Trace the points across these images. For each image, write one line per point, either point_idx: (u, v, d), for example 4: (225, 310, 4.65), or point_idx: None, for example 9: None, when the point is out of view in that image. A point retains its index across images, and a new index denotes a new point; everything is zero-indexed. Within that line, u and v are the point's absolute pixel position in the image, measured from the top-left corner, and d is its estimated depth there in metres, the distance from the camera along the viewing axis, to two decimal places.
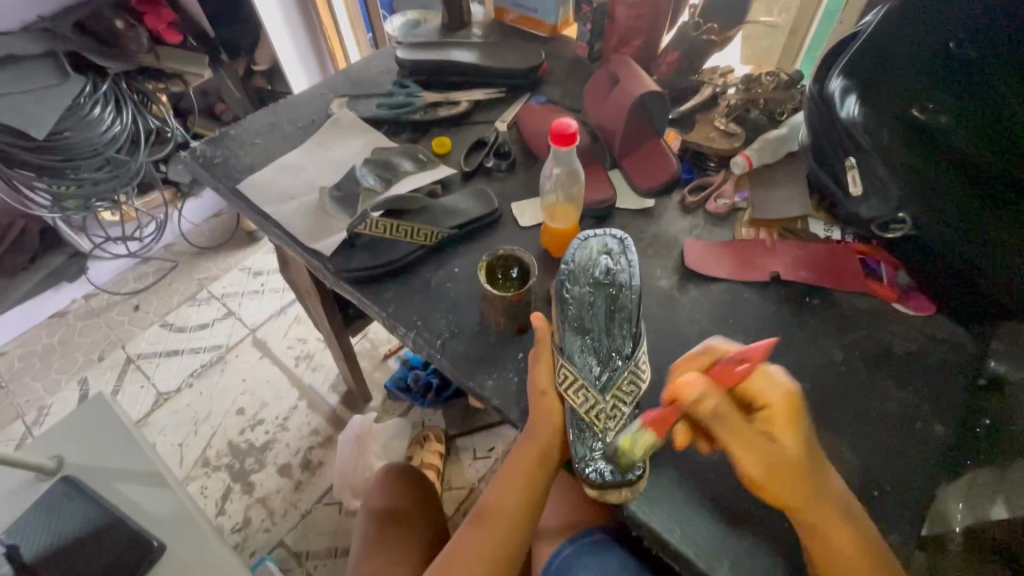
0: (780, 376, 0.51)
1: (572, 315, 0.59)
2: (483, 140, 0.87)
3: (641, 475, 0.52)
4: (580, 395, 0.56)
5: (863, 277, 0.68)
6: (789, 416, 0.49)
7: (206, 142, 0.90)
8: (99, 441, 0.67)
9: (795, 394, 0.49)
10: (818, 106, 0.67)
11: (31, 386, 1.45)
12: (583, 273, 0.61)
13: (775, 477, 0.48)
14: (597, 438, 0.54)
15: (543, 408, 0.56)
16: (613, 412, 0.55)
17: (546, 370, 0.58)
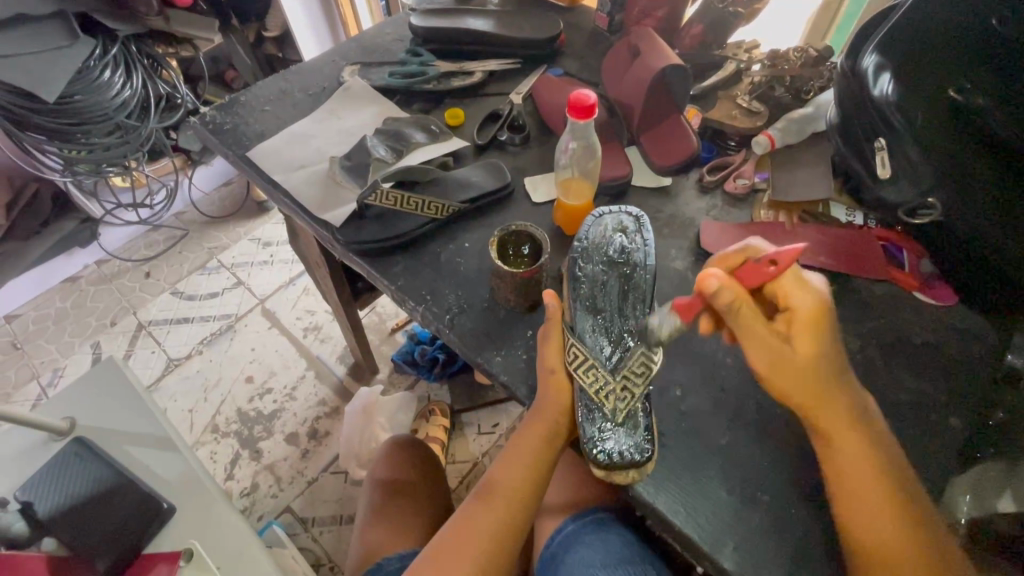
0: (819, 285, 0.50)
1: (584, 294, 0.58)
2: (497, 112, 0.85)
3: (648, 457, 0.52)
4: (589, 374, 0.55)
5: (885, 263, 0.66)
6: (813, 322, 0.48)
7: (216, 108, 0.88)
8: (110, 404, 0.67)
9: (826, 304, 0.49)
10: (849, 83, 0.64)
11: (45, 348, 1.47)
12: (596, 252, 0.60)
13: (788, 373, 0.49)
14: (605, 418, 0.54)
15: (552, 386, 0.57)
16: (623, 393, 0.54)
17: (556, 349, 0.58)
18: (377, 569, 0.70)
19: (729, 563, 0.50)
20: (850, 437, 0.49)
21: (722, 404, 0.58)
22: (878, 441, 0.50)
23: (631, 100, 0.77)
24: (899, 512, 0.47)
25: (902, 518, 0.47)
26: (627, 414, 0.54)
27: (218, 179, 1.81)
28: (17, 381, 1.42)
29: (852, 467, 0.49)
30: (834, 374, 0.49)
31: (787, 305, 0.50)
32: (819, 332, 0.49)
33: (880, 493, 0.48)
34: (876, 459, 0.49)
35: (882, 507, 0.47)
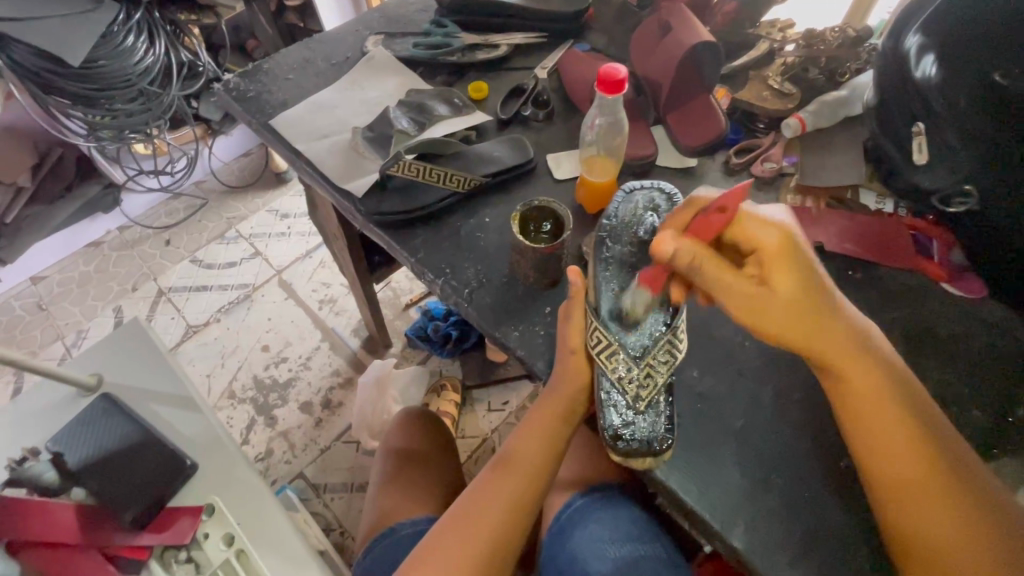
0: (770, 218, 0.48)
1: (612, 274, 0.58)
2: (521, 87, 0.84)
3: (669, 447, 0.53)
4: (613, 359, 0.55)
5: (912, 253, 0.65)
6: (781, 258, 0.47)
7: (240, 75, 0.88)
8: (136, 363, 0.69)
9: (785, 237, 0.47)
10: (891, 65, 0.61)
11: (69, 310, 1.51)
12: (625, 232, 0.59)
13: (774, 317, 0.48)
14: (627, 406, 0.55)
15: (573, 368, 0.57)
16: (646, 381, 0.54)
17: (578, 330, 0.57)
18: (389, 534, 0.72)
19: (740, 543, 0.50)
20: (846, 379, 0.50)
21: (739, 387, 0.58)
22: (877, 372, 0.49)
23: (659, 77, 0.76)
24: (907, 449, 0.48)
25: (912, 452, 0.48)
26: (649, 402, 0.54)
27: (237, 150, 1.82)
28: (42, 341, 1.46)
29: (859, 408, 0.49)
30: (820, 311, 0.48)
31: (751, 245, 0.49)
32: (788, 268, 0.47)
33: (887, 431, 0.48)
34: (873, 393, 0.49)
35: (890, 446, 0.48)
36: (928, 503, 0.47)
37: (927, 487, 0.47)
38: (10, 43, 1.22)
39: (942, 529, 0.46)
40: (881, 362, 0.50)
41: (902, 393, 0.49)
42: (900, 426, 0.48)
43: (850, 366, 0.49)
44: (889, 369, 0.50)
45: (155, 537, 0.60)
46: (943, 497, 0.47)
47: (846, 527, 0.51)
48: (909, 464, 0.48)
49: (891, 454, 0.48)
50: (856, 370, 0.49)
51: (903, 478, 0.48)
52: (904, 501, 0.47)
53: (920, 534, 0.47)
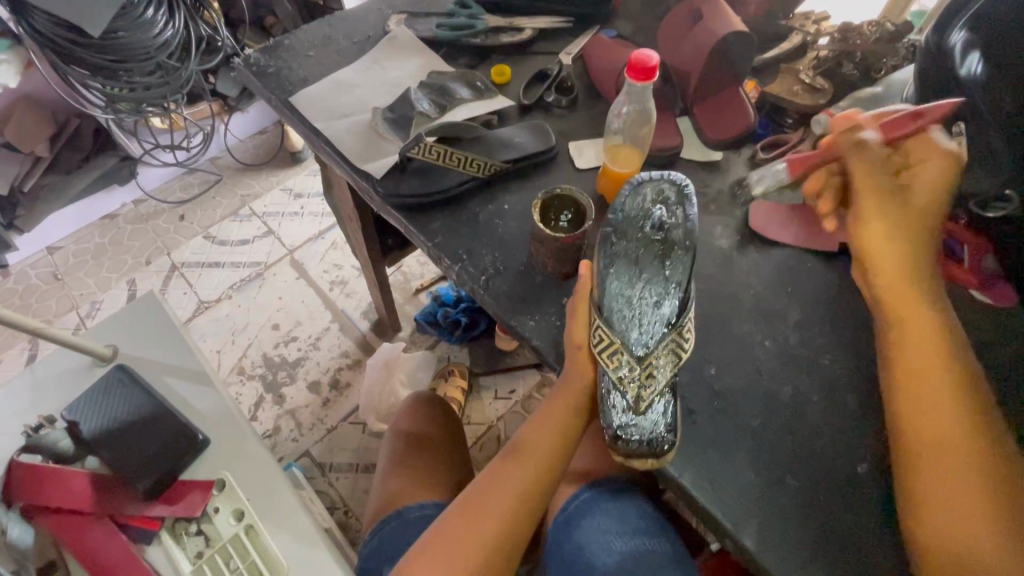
0: (945, 141, 0.55)
1: (616, 272, 0.57)
2: (545, 72, 0.82)
3: (669, 448, 0.52)
4: (613, 359, 0.56)
5: (942, 258, 0.61)
6: (939, 172, 0.54)
7: (261, 50, 0.87)
8: (150, 336, 0.70)
9: (956, 155, 0.54)
10: (932, 61, 0.59)
11: (83, 281, 1.52)
12: (630, 227, 0.57)
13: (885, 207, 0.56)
14: (626, 404, 0.55)
15: (576, 364, 0.58)
16: (646, 381, 0.54)
17: (582, 328, 0.58)
18: (396, 517, 0.72)
19: (751, 542, 0.50)
20: (908, 314, 0.53)
21: (757, 386, 0.57)
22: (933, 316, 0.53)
23: (688, 67, 0.74)
24: (940, 404, 0.49)
25: (946, 411, 0.49)
26: (647, 403, 0.54)
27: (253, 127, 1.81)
28: (57, 310, 1.47)
29: (909, 349, 0.52)
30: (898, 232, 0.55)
31: (911, 164, 0.56)
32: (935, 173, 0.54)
33: (928, 380, 0.50)
34: (917, 345, 0.52)
35: (929, 397, 0.50)
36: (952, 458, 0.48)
37: (951, 443, 0.48)
38: (30, 11, 1.20)
39: (959, 488, 0.47)
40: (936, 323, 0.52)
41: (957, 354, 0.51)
42: (947, 378, 0.50)
43: (913, 305, 0.53)
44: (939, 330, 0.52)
45: (166, 508, 0.60)
46: (967, 462, 0.47)
47: (857, 527, 0.50)
48: (938, 423, 0.49)
49: (919, 400, 0.50)
50: (918, 314, 0.53)
51: (933, 422, 0.49)
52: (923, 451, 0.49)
53: (937, 487, 0.47)
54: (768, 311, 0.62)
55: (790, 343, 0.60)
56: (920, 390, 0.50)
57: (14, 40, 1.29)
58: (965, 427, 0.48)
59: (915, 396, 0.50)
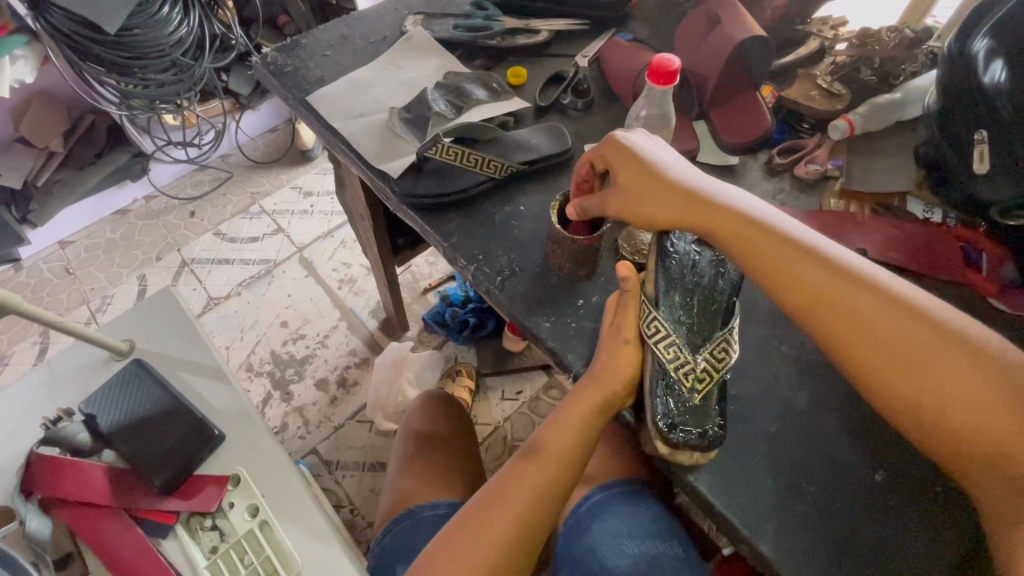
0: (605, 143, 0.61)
1: (673, 267, 0.57)
2: (561, 75, 0.83)
3: (716, 441, 0.52)
4: (670, 350, 0.54)
5: (960, 265, 0.63)
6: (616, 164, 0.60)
7: (278, 49, 0.88)
8: (167, 331, 0.70)
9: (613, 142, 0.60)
10: (954, 68, 0.59)
11: (95, 276, 1.53)
12: (688, 231, 0.59)
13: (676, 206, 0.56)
14: (680, 396, 0.53)
15: (623, 354, 0.56)
16: (704, 374, 0.53)
17: (633, 319, 0.56)
18: (408, 516, 0.72)
19: (767, 549, 0.49)
20: (806, 288, 0.50)
21: (773, 392, 0.57)
22: (824, 269, 0.50)
23: (705, 71, 0.74)
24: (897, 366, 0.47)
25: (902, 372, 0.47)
26: (703, 396, 0.53)
27: (264, 125, 1.83)
28: (68, 304, 1.48)
29: (839, 336, 0.49)
30: (727, 212, 0.55)
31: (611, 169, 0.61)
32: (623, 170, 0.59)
33: (871, 347, 0.48)
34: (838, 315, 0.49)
35: (868, 334, 0.48)
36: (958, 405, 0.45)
37: (936, 400, 0.46)
38: (47, 7, 1.21)
39: (992, 430, 0.44)
40: (828, 280, 0.50)
41: (861, 281, 0.49)
42: (880, 318, 0.48)
43: (799, 267, 0.51)
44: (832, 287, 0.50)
45: (181, 503, 0.60)
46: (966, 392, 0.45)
47: (874, 536, 0.50)
48: (918, 389, 0.46)
49: (885, 384, 0.47)
50: (813, 280, 0.50)
51: (916, 397, 0.46)
52: (939, 430, 0.46)
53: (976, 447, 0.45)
54: (785, 316, 0.61)
55: (807, 349, 0.60)
56: (880, 370, 0.47)
57: (31, 36, 1.30)
58: (932, 348, 0.46)
59: (880, 378, 0.47)
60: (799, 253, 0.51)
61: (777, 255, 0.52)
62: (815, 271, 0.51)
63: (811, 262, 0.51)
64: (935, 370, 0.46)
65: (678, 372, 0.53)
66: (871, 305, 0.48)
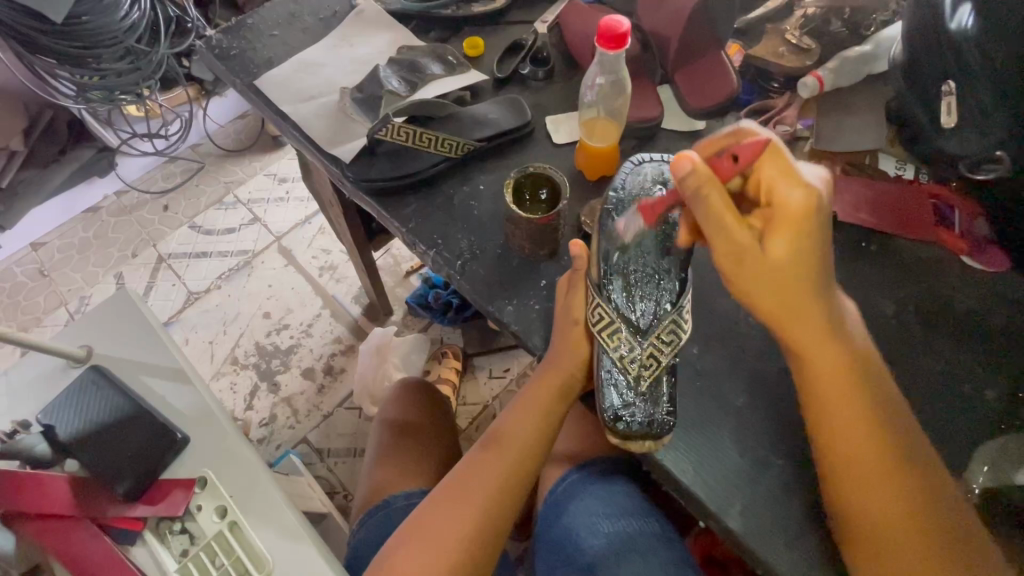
0: (807, 179, 0.42)
1: (617, 249, 0.55)
2: (520, 43, 0.78)
3: (668, 430, 0.51)
4: (615, 339, 0.54)
5: (932, 224, 0.61)
6: (797, 224, 0.43)
7: (222, 31, 0.83)
8: (124, 334, 0.68)
9: (816, 201, 0.42)
10: (923, 15, 0.56)
11: (70, 276, 1.50)
12: (633, 205, 0.56)
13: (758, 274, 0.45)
14: (628, 385, 0.53)
15: (573, 344, 0.56)
16: (649, 361, 0.52)
17: (581, 304, 0.55)
18: (384, 507, 0.72)
19: (735, 524, 0.49)
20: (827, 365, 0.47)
21: (741, 365, 0.56)
22: (806, 264, 0.44)
23: (666, 31, 0.70)
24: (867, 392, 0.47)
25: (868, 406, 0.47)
26: (652, 381, 0.52)
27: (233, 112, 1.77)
28: (46, 307, 1.45)
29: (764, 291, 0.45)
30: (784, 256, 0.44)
31: (774, 202, 0.44)
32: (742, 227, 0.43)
33: (836, 362, 0.47)
34: (792, 287, 0.45)
35: (847, 424, 0.47)
36: (878, 476, 0.46)
37: (877, 465, 0.46)
38: None
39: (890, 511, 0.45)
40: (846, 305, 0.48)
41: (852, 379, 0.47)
42: (828, 399, 0.47)
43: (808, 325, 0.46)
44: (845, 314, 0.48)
45: (147, 509, 0.60)
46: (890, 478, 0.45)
47: None
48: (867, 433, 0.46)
49: (838, 391, 0.47)
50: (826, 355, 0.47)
51: (865, 462, 0.46)
52: (843, 458, 0.47)
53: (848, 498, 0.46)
54: None
55: None
56: (832, 379, 0.47)
57: None
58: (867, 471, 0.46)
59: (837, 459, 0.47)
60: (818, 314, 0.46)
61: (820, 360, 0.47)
62: (786, 250, 0.43)
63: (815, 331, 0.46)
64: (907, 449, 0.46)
65: (626, 362, 0.53)
66: (855, 441, 0.46)
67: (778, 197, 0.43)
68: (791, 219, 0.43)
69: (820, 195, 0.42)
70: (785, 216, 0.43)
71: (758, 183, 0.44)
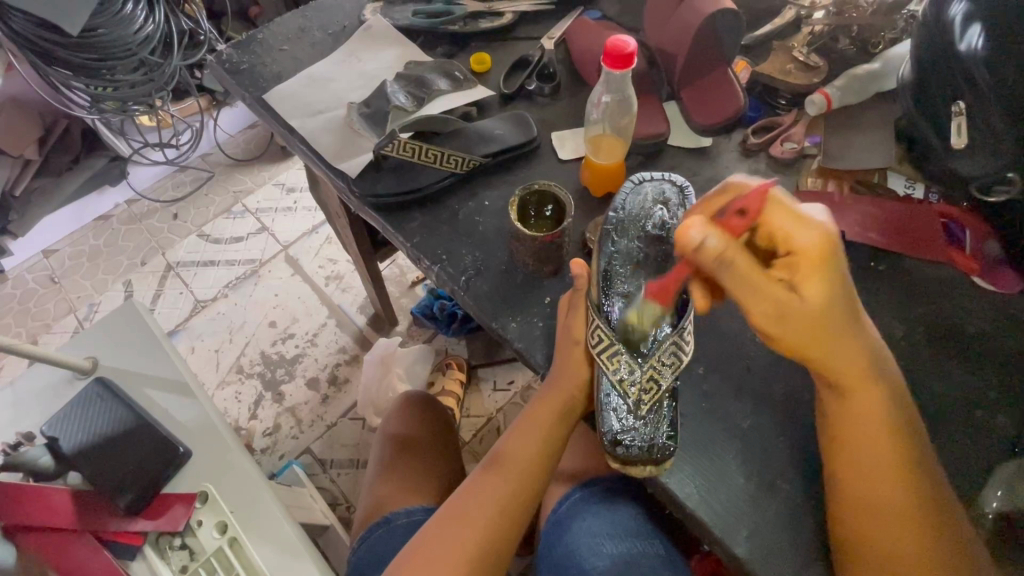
0: (812, 215, 0.41)
1: (617, 271, 0.55)
2: (527, 59, 0.79)
3: (670, 454, 0.50)
4: (615, 361, 0.53)
5: (944, 244, 0.60)
6: (818, 263, 0.41)
7: (233, 46, 0.84)
8: (130, 346, 0.68)
9: (829, 237, 0.41)
10: (933, 34, 0.55)
11: (80, 284, 1.51)
12: (633, 225, 0.56)
13: (791, 327, 0.42)
14: (630, 409, 0.52)
15: (573, 365, 0.55)
16: (649, 384, 0.52)
17: (581, 324, 0.55)
18: (384, 523, 0.71)
19: (741, 550, 0.48)
20: (858, 402, 0.45)
21: (747, 386, 0.55)
22: (840, 299, 0.42)
23: (673, 49, 0.70)
24: (903, 446, 0.45)
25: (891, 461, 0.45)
26: (652, 405, 0.51)
27: (243, 122, 1.79)
28: (55, 314, 1.47)
29: (802, 341, 0.43)
30: (821, 296, 0.41)
31: (789, 249, 0.41)
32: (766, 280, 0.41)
33: (864, 416, 0.45)
34: (830, 325, 0.42)
35: (871, 454, 0.45)
36: (897, 518, 0.45)
37: (903, 497, 0.45)
38: (5, 11, 1.16)
39: (909, 561, 0.45)
40: (878, 343, 0.46)
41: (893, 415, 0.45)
42: (865, 426, 0.45)
43: (844, 362, 0.44)
44: (885, 359, 0.46)
45: (148, 524, 0.60)
46: (912, 531, 0.44)
47: None
48: (895, 487, 0.45)
49: (875, 446, 0.45)
50: (864, 393, 0.45)
51: (882, 489, 0.45)
52: (859, 508, 0.45)
53: (873, 541, 0.45)
54: None
55: None
56: (870, 413, 0.45)
57: None
58: (888, 501, 0.45)
59: (849, 486, 0.46)
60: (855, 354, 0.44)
61: (863, 397, 0.45)
62: (815, 296, 0.41)
63: (852, 366, 0.44)
64: (925, 500, 0.45)
65: (628, 385, 0.53)
66: (872, 462, 0.45)
67: (794, 242, 0.41)
68: (813, 262, 0.41)
69: (833, 232, 0.41)
70: (806, 261, 0.41)
71: (767, 234, 0.42)
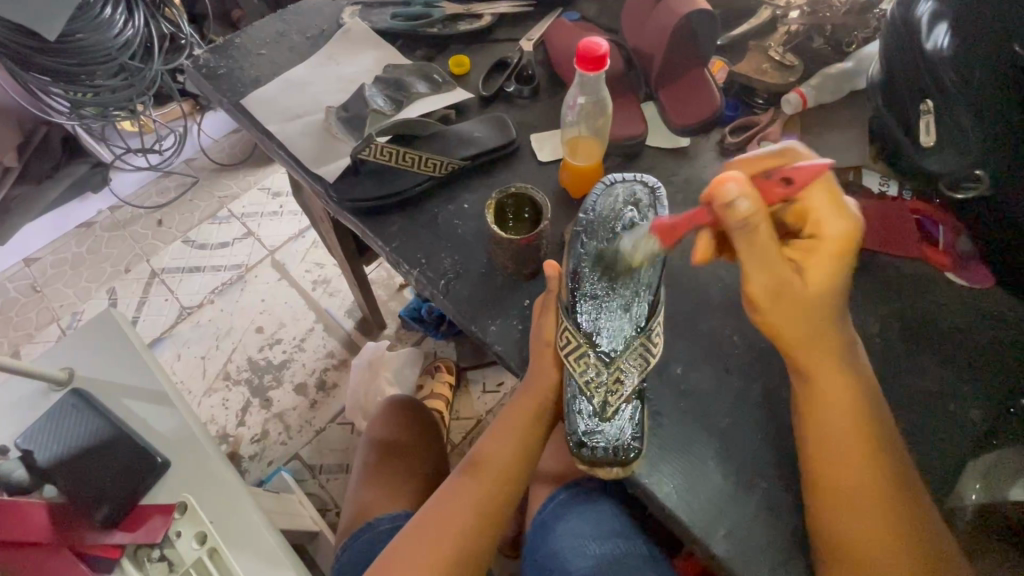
0: (848, 210, 0.44)
1: (588, 273, 0.54)
2: (506, 61, 0.79)
3: (636, 457, 0.50)
4: (581, 364, 0.53)
5: (916, 238, 0.61)
6: (835, 254, 0.44)
7: (210, 50, 0.83)
8: (108, 354, 0.67)
9: (854, 235, 0.44)
10: (903, 33, 0.56)
11: (63, 292, 1.49)
12: (604, 227, 0.55)
13: (782, 303, 0.45)
14: (597, 412, 0.52)
15: (544, 368, 0.56)
16: (614, 387, 0.52)
17: (551, 327, 0.55)
18: (368, 529, 0.71)
19: (720, 549, 0.48)
20: (829, 395, 0.47)
21: (725, 385, 0.55)
22: (838, 292, 0.45)
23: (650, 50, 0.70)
24: (868, 436, 0.46)
25: (869, 446, 0.46)
26: (617, 408, 0.52)
27: (227, 126, 1.77)
28: (38, 323, 1.45)
29: (788, 318, 0.45)
30: (830, 284, 0.44)
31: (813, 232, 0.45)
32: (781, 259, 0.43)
33: (840, 403, 0.47)
34: (816, 315, 0.45)
35: (840, 446, 0.46)
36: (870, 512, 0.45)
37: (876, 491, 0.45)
38: None
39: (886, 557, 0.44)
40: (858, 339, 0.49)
41: (865, 403, 0.47)
42: (838, 416, 0.47)
43: (832, 355, 0.47)
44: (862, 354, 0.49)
45: (126, 535, 0.59)
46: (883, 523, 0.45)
47: None
48: (863, 478, 0.45)
49: (844, 438, 0.46)
50: (836, 381, 0.47)
51: (850, 482, 0.46)
52: (834, 502, 0.46)
53: (848, 533, 0.45)
54: (738, 304, 0.59)
55: (760, 336, 0.57)
56: (836, 403, 0.47)
57: None
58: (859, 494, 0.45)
59: (825, 480, 0.46)
60: (842, 345, 0.47)
61: (838, 390, 0.47)
62: (821, 279, 0.44)
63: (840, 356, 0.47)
64: (897, 494, 0.45)
65: (596, 388, 0.53)
66: (839, 449, 0.46)
67: (820, 227, 0.44)
68: (829, 251, 0.44)
69: (859, 230, 0.44)
70: (822, 248, 0.44)
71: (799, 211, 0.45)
